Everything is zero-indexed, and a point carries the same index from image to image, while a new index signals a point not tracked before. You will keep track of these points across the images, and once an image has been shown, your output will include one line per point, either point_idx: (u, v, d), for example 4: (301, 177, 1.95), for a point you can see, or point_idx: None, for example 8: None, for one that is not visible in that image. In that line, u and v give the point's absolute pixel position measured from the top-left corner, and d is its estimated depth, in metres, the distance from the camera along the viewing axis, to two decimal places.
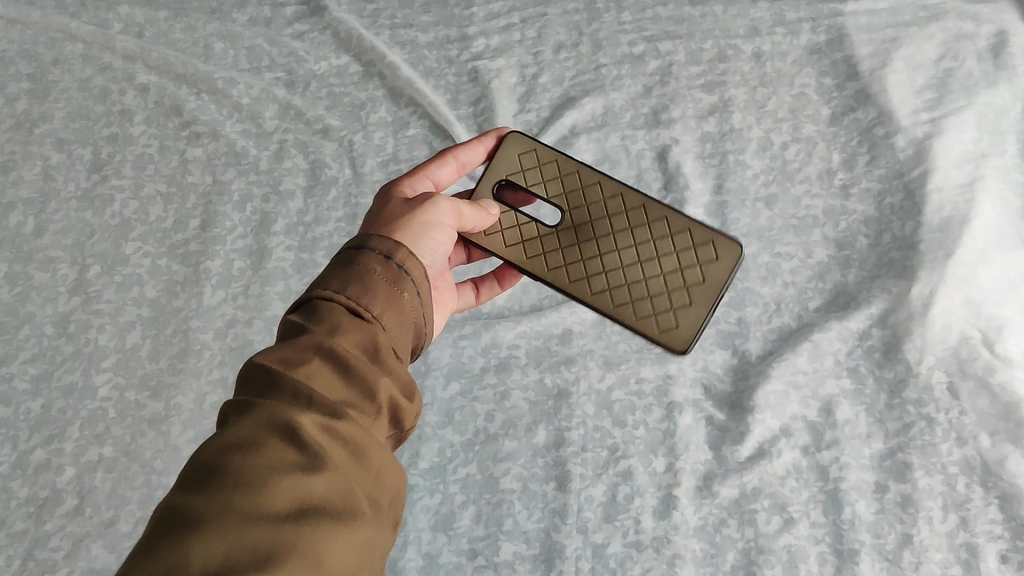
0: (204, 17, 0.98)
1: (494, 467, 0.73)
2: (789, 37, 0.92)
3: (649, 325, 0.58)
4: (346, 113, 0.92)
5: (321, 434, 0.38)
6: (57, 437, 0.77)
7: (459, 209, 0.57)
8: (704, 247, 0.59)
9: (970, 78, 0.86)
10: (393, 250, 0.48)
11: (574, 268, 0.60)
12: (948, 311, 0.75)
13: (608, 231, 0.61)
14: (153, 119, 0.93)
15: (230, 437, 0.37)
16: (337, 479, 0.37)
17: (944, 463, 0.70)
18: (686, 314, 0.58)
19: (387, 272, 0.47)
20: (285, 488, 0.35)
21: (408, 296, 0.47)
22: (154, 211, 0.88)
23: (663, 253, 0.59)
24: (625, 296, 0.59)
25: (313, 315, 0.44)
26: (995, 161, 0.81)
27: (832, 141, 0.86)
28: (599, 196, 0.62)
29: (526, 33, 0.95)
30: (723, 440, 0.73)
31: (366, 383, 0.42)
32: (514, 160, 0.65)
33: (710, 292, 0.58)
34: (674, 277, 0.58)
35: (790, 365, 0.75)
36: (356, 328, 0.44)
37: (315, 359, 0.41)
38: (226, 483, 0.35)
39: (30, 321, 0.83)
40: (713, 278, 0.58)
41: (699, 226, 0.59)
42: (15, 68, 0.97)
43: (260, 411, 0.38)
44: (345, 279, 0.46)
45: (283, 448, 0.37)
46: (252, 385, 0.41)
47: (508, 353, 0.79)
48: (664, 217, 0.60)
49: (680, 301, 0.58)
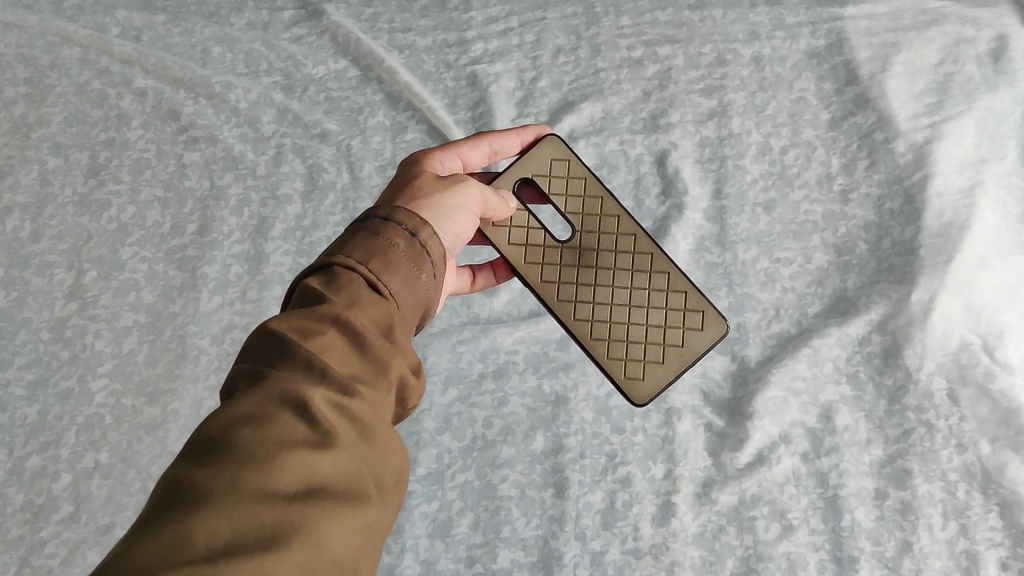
0: (201, 21, 0.98)
1: (492, 473, 0.73)
2: (789, 40, 0.91)
3: (618, 369, 0.61)
4: (344, 117, 0.92)
5: (332, 411, 0.37)
6: (53, 443, 0.77)
7: (486, 194, 0.58)
8: (693, 314, 0.62)
9: (970, 83, 0.86)
10: (418, 227, 0.48)
11: (569, 287, 0.62)
12: (948, 317, 0.75)
13: (609, 266, 0.63)
14: (151, 123, 0.93)
15: (240, 408, 0.36)
16: (343, 462, 0.36)
17: (945, 470, 0.70)
18: (653, 370, 0.61)
19: (409, 249, 0.47)
20: (295, 466, 0.34)
21: (425, 276, 0.48)
22: (151, 216, 0.88)
23: (654, 306, 0.62)
24: (603, 334, 0.61)
25: (331, 284, 0.43)
26: (995, 166, 0.81)
27: (832, 146, 0.86)
28: (612, 230, 0.64)
29: (525, 36, 0.94)
30: (722, 446, 0.73)
31: (379, 360, 0.41)
32: (544, 163, 0.65)
33: (683, 360, 0.62)
34: (658, 332, 0.62)
35: (790, 371, 0.75)
36: (373, 303, 0.43)
37: (333, 331, 0.40)
38: (235, 455, 0.34)
39: (27, 326, 0.83)
40: (691, 349, 0.62)
41: (696, 297, 0.63)
42: (13, 73, 0.96)
43: (272, 383, 0.37)
44: (368, 250, 0.46)
45: (293, 424, 0.36)
46: (264, 351, 0.40)
47: (506, 358, 0.79)
48: (667, 274, 0.63)
49: (652, 356, 0.61)
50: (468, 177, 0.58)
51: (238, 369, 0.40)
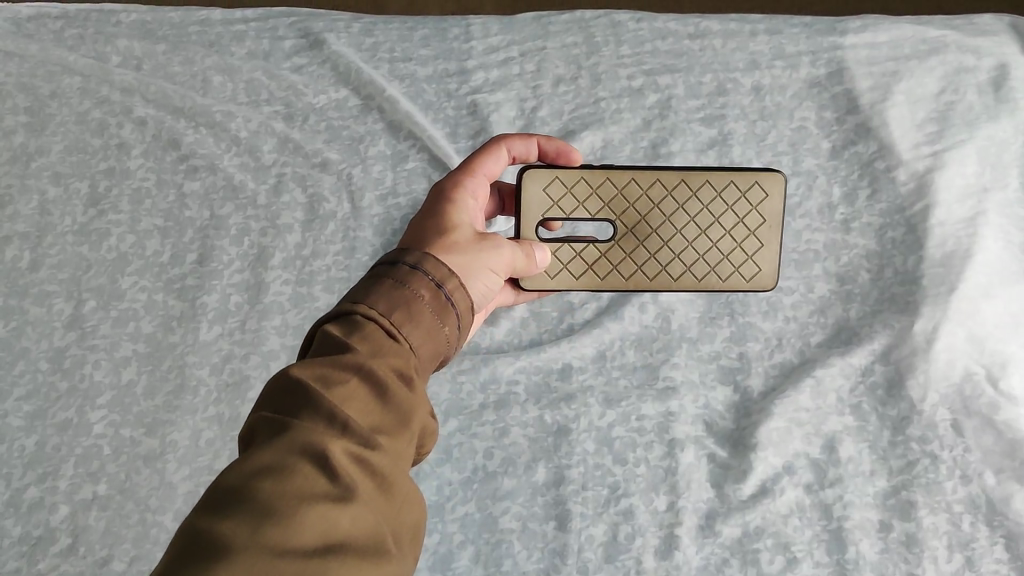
0: (202, 51, 0.96)
1: (493, 506, 0.72)
2: (789, 70, 0.90)
3: (737, 280, 0.67)
4: (345, 146, 0.92)
5: (352, 464, 0.37)
6: (51, 474, 0.77)
7: (510, 257, 0.57)
8: (751, 189, 0.65)
9: (971, 112, 0.85)
10: (446, 277, 0.48)
11: (649, 266, 0.67)
12: (952, 347, 0.74)
13: (662, 219, 0.66)
14: (151, 152, 0.93)
15: (262, 457, 0.36)
16: (366, 516, 0.36)
17: (950, 502, 0.69)
18: (764, 253, 0.67)
19: (435, 301, 0.47)
20: (315, 521, 0.34)
21: (449, 328, 0.47)
22: (150, 246, 0.88)
23: (721, 215, 0.66)
24: (706, 268, 0.67)
25: (353, 332, 0.43)
26: (996, 196, 0.81)
27: (833, 175, 0.86)
28: (639, 190, 0.66)
29: (525, 66, 0.94)
30: (725, 478, 0.72)
31: (401, 412, 0.41)
32: (540, 197, 0.64)
33: (772, 237, 0.66)
34: (738, 230, 0.66)
35: (794, 402, 0.74)
36: (395, 353, 0.43)
37: (356, 381, 0.40)
38: (257, 509, 0.34)
39: (25, 356, 0.83)
40: (773, 214, 0.65)
41: (739, 173, 0.65)
42: (12, 101, 0.96)
43: (295, 434, 0.37)
44: (391, 301, 0.45)
45: (315, 476, 0.36)
46: (286, 399, 0.39)
47: (507, 389, 0.78)
48: (707, 179, 0.65)
49: (752, 248, 0.66)
50: (499, 240, 0.56)
51: (258, 416, 0.40)
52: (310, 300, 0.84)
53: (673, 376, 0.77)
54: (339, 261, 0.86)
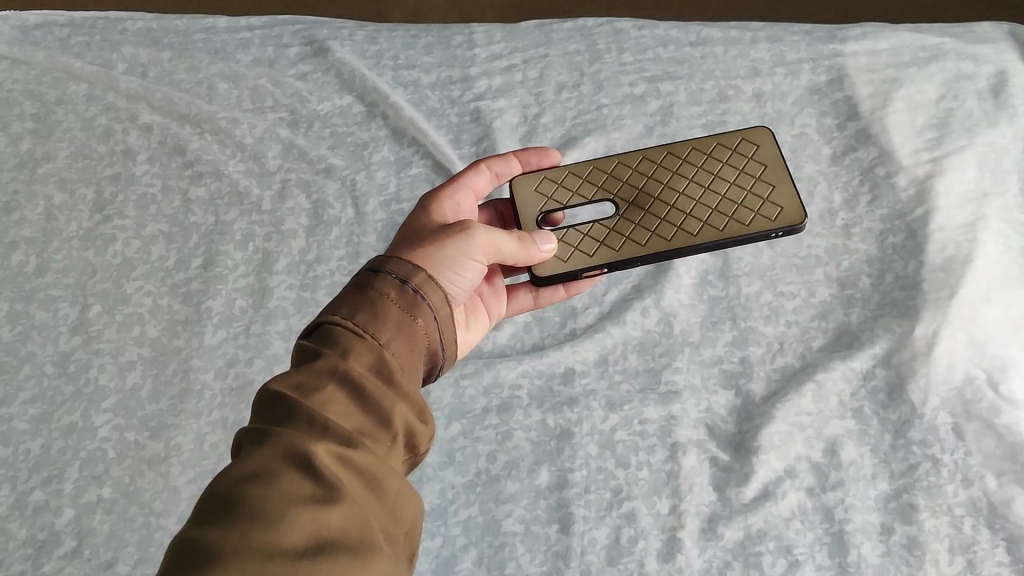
0: (207, 58, 0.98)
1: (495, 509, 0.73)
2: (790, 77, 0.92)
3: (761, 220, 0.63)
4: (349, 153, 0.93)
5: (335, 463, 0.38)
6: (56, 477, 0.77)
7: (491, 238, 0.57)
8: (739, 145, 0.68)
9: (971, 119, 0.86)
10: (411, 274, 0.50)
11: (664, 228, 0.65)
12: (952, 351, 0.75)
13: (659, 188, 0.67)
14: (156, 158, 0.93)
15: (247, 467, 0.38)
16: (355, 512, 0.37)
17: (951, 505, 0.70)
18: (780, 191, 0.65)
19: (402, 299, 0.49)
20: (303, 519, 0.35)
21: (423, 322, 0.49)
22: (156, 251, 0.88)
23: (718, 169, 0.67)
24: (725, 217, 0.64)
25: (325, 342, 0.45)
26: (996, 201, 0.81)
27: (834, 181, 0.86)
28: (629, 169, 0.68)
29: (527, 73, 0.95)
30: (727, 481, 0.72)
31: (379, 410, 0.42)
32: (534, 196, 0.68)
33: (781, 177, 0.65)
34: (741, 178, 0.66)
35: (794, 406, 0.75)
36: (368, 353, 0.45)
37: (331, 385, 0.42)
38: (246, 513, 0.35)
39: (30, 360, 0.83)
40: (769, 158, 0.67)
41: (723, 136, 0.68)
42: (19, 108, 0.97)
43: (277, 441, 0.39)
44: (355, 306, 0.47)
45: (300, 480, 0.37)
46: (267, 412, 0.41)
47: (510, 393, 0.78)
48: (692, 146, 0.69)
49: (765, 190, 0.65)
50: (471, 226, 0.56)
51: (243, 433, 0.41)
52: (313, 304, 0.84)
53: (675, 381, 0.78)
54: (343, 265, 0.86)
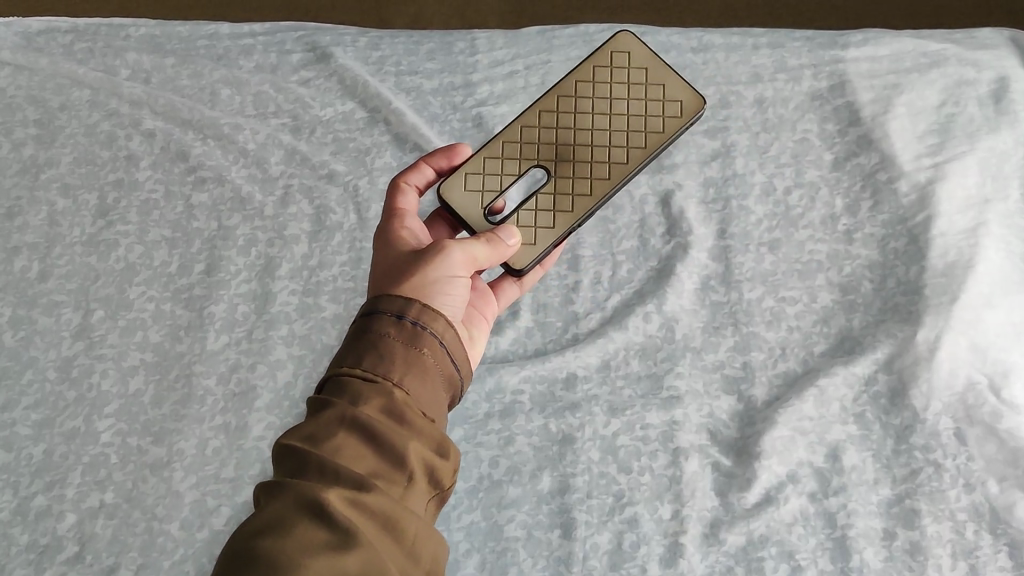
0: (210, 64, 0.98)
1: (498, 514, 0.73)
2: (791, 82, 0.92)
3: (673, 122, 0.69)
4: (352, 159, 0.93)
5: (347, 508, 0.39)
6: (58, 483, 0.77)
7: (468, 252, 0.57)
8: (614, 62, 0.71)
9: (972, 124, 0.86)
10: (406, 307, 0.49)
11: (597, 167, 0.68)
12: (955, 356, 0.75)
13: (572, 133, 0.69)
14: (159, 164, 0.94)
15: (261, 521, 0.39)
16: (368, 556, 0.38)
17: (953, 510, 0.70)
18: (668, 91, 0.70)
19: (403, 334, 0.48)
20: (316, 569, 0.36)
21: (430, 354, 0.48)
22: (158, 256, 0.88)
23: (611, 93, 0.70)
24: (643, 134, 0.69)
25: (334, 388, 0.45)
26: (997, 207, 0.82)
27: (835, 187, 0.86)
28: (535, 129, 0.69)
29: (529, 79, 0.95)
30: (729, 487, 0.72)
31: (392, 450, 0.43)
32: (470, 194, 0.67)
33: (665, 78, 0.71)
34: (637, 94, 0.70)
35: (797, 411, 0.75)
36: (377, 393, 0.45)
37: (340, 432, 0.43)
38: (260, 567, 0.37)
39: (33, 365, 0.83)
40: (642, 62, 0.71)
41: (593, 59, 0.71)
42: (22, 113, 0.97)
43: (289, 492, 0.40)
44: (360, 350, 0.47)
45: (312, 529, 0.38)
46: (283, 465, 0.42)
47: (512, 398, 0.78)
48: (576, 82, 0.70)
49: (657, 92, 0.70)
50: (446, 246, 0.56)
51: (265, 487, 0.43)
52: (316, 310, 0.84)
53: (677, 387, 0.78)
54: (345, 271, 0.86)
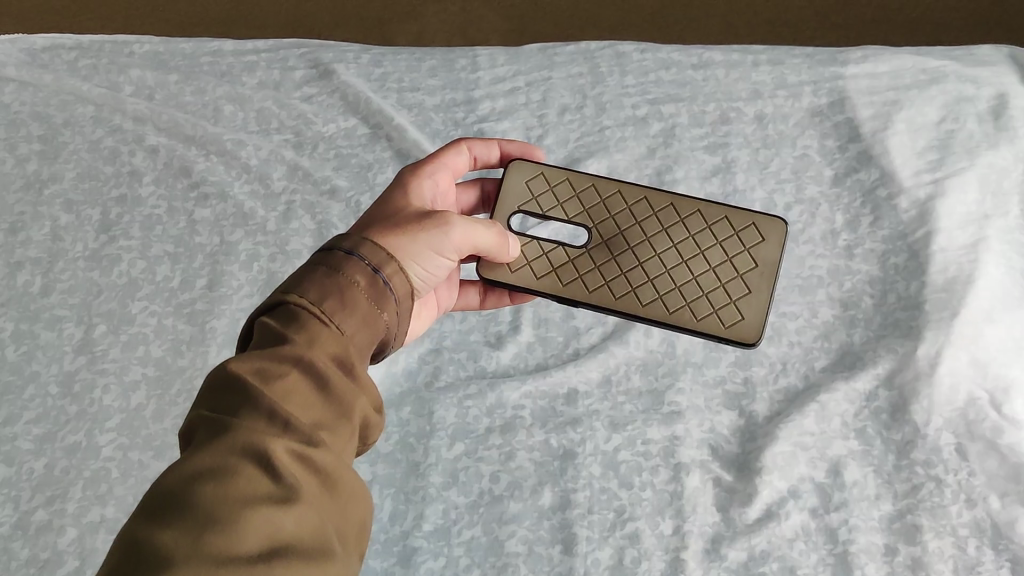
0: (214, 80, 0.98)
1: (499, 529, 0.73)
2: (791, 99, 0.92)
3: (714, 322, 0.60)
4: (354, 174, 0.93)
5: (293, 461, 0.39)
6: (59, 497, 0.77)
7: (468, 234, 0.57)
8: (745, 230, 0.63)
9: (971, 140, 0.87)
10: (383, 263, 0.49)
11: (619, 284, 0.62)
12: (955, 371, 0.75)
13: (642, 237, 0.64)
14: (162, 179, 0.94)
15: (200, 462, 0.38)
16: (309, 515, 0.38)
17: (955, 526, 0.70)
18: (746, 304, 0.61)
19: (370, 287, 0.48)
20: (259, 525, 0.36)
21: (385, 315, 0.49)
22: (161, 271, 0.89)
23: (706, 248, 0.63)
24: (680, 300, 0.61)
25: (290, 324, 0.44)
26: (998, 222, 0.82)
27: (835, 203, 0.87)
28: (623, 206, 0.65)
29: (531, 96, 0.96)
30: (730, 502, 0.72)
31: (342, 404, 0.43)
32: (524, 190, 0.67)
33: (759, 291, 0.61)
34: (724, 268, 0.62)
35: (798, 426, 0.75)
36: (333, 342, 0.44)
37: (294, 373, 0.42)
38: (199, 516, 0.36)
39: (35, 380, 0.84)
40: (766, 260, 0.62)
41: (734, 211, 0.64)
42: (26, 129, 0.98)
43: (234, 434, 0.39)
44: (324, 290, 0.46)
45: (257, 479, 0.37)
46: (224, 397, 0.41)
47: (513, 413, 0.78)
48: (698, 211, 0.64)
49: (737, 291, 0.61)
50: (450, 219, 0.56)
51: (196, 417, 0.41)
52: None
53: (678, 402, 0.78)
54: None
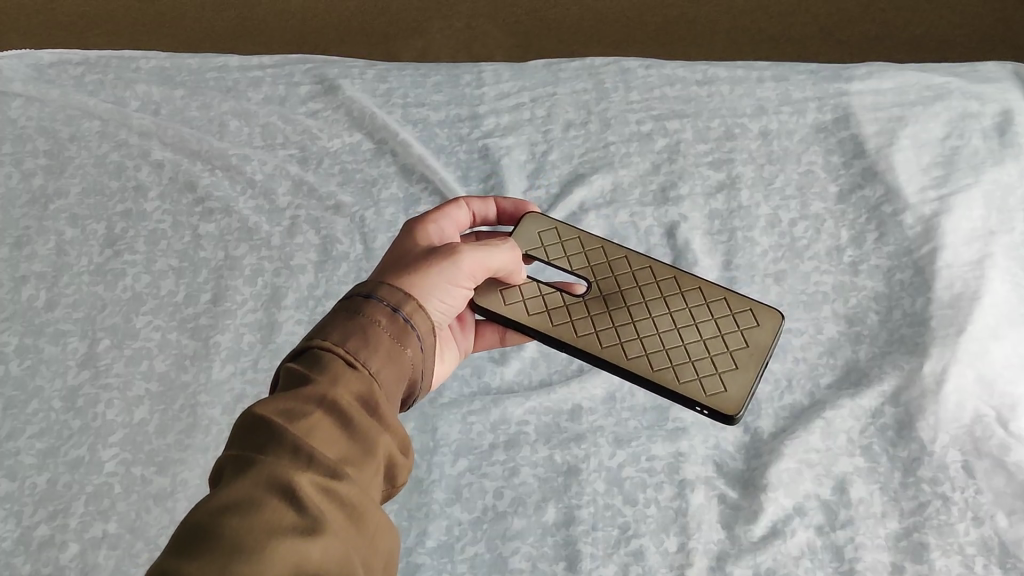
0: (219, 96, 1.00)
1: (502, 546, 0.72)
2: (796, 115, 0.93)
3: (695, 390, 0.61)
4: (358, 190, 0.94)
5: (319, 493, 0.39)
6: (62, 512, 0.76)
7: (478, 259, 0.57)
8: (743, 314, 0.66)
9: (976, 156, 0.87)
10: (403, 302, 0.50)
11: (608, 335, 0.65)
12: (961, 388, 0.75)
13: (640, 299, 0.67)
14: (167, 195, 0.94)
15: (226, 496, 0.37)
16: (334, 546, 0.38)
17: (962, 544, 0.69)
18: (731, 379, 0.62)
19: (393, 325, 0.48)
20: (283, 555, 0.36)
21: (410, 351, 0.49)
22: (165, 286, 0.89)
23: (696, 323, 0.65)
24: (665, 362, 0.63)
25: (314, 364, 0.45)
26: (1003, 239, 0.82)
27: (841, 219, 0.87)
28: (627, 270, 0.69)
29: (536, 111, 0.96)
30: (735, 519, 0.72)
31: (366, 441, 0.42)
32: (535, 237, 0.71)
33: (749, 368, 0.62)
34: (715, 345, 0.64)
35: (803, 442, 0.74)
36: (357, 379, 0.45)
37: (319, 411, 0.42)
38: (225, 546, 0.35)
39: (38, 395, 0.83)
40: (757, 344, 0.64)
41: (733, 298, 0.67)
42: (32, 144, 0.98)
43: (259, 469, 0.39)
44: (347, 330, 0.47)
45: (283, 510, 0.37)
46: (251, 436, 0.41)
47: (517, 429, 0.78)
48: (698, 289, 0.67)
49: (724, 366, 0.63)
50: (462, 249, 0.56)
51: (224, 456, 0.41)
52: None
53: (682, 418, 0.78)
54: None
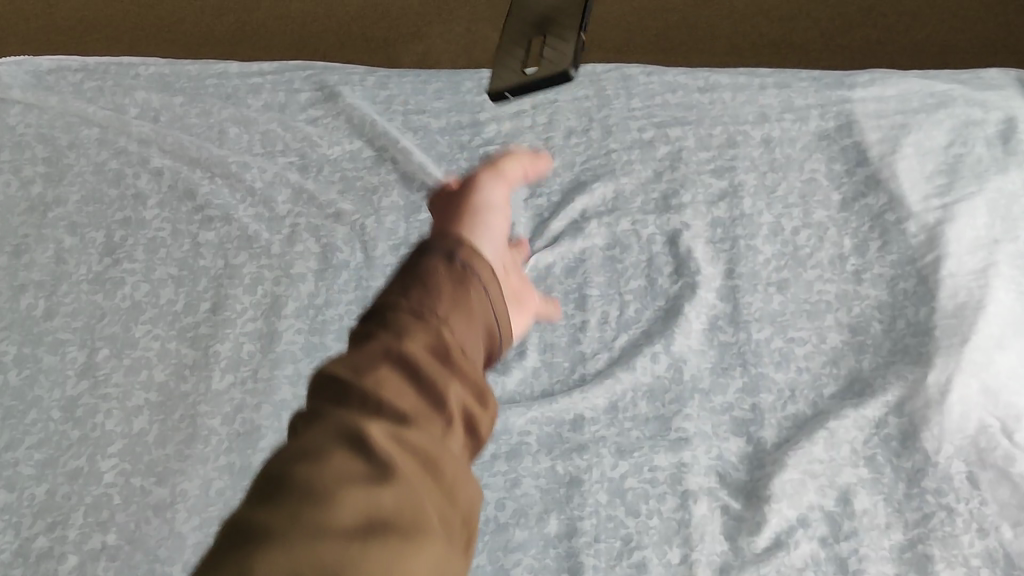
0: (219, 103, 1.00)
1: (504, 558, 0.71)
2: (798, 123, 0.93)
3: None
4: (359, 198, 0.93)
5: (388, 447, 0.33)
6: (60, 524, 0.76)
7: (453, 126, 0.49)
8: None
9: (980, 164, 0.87)
10: (461, 247, 0.41)
11: None
12: (966, 398, 0.74)
13: None
14: (167, 203, 0.94)
15: (294, 448, 0.33)
16: (408, 497, 0.32)
17: (967, 556, 0.68)
18: None
19: (456, 272, 0.39)
20: (354, 501, 0.31)
21: (480, 301, 0.39)
22: (164, 294, 0.88)
23: None
24: None
25: (374, 323, 0.37)
26: (1007, 247, 0.81)
27: (843, 227, 0.86)
28: None
29: (537, 119, 0.96)
30: (738, 531, 0.71)
31: (438, 397, 0.35)
32: None
33: None
34: None
35: (807, 453, 0.74)
36: (425, 331, 0.37)
37: (383, 367, 0.35)
38: (294, 493, 0.31)
39: (37, 405, 0.83)
40: None
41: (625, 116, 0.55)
42: (32, 152, 0.98)
43: (329, 417, 0.34)
44: (407, 280, 0.39)
45: (350, 458, 0.32)
46: (316, 394, 0.35)
47: (519, 439, 0.77)
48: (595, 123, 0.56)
49: None
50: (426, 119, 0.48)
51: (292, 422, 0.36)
52: (321, 349, 0.83)
53: (685, 428, 0.77)
54: (351, 309, 0.86)
